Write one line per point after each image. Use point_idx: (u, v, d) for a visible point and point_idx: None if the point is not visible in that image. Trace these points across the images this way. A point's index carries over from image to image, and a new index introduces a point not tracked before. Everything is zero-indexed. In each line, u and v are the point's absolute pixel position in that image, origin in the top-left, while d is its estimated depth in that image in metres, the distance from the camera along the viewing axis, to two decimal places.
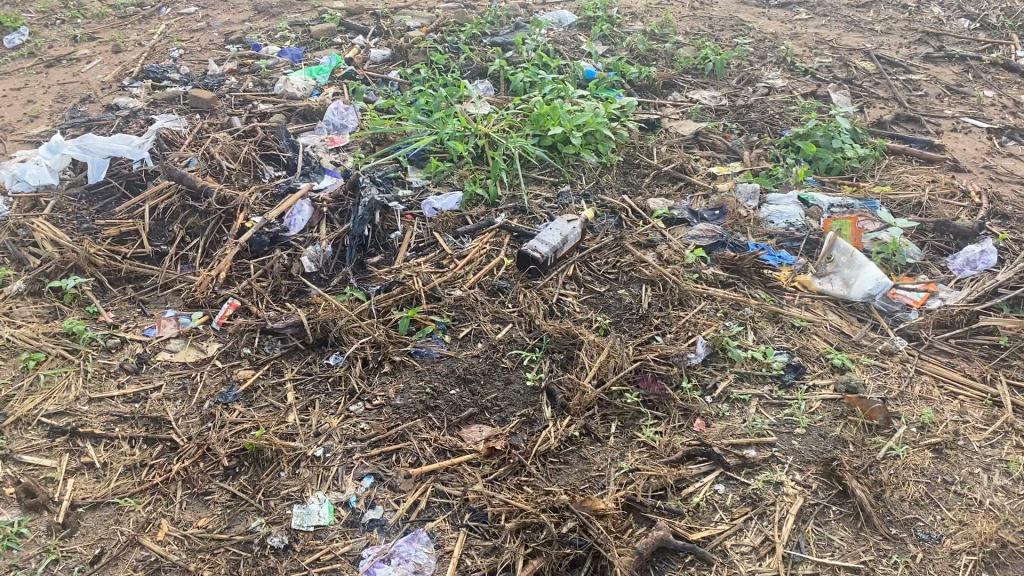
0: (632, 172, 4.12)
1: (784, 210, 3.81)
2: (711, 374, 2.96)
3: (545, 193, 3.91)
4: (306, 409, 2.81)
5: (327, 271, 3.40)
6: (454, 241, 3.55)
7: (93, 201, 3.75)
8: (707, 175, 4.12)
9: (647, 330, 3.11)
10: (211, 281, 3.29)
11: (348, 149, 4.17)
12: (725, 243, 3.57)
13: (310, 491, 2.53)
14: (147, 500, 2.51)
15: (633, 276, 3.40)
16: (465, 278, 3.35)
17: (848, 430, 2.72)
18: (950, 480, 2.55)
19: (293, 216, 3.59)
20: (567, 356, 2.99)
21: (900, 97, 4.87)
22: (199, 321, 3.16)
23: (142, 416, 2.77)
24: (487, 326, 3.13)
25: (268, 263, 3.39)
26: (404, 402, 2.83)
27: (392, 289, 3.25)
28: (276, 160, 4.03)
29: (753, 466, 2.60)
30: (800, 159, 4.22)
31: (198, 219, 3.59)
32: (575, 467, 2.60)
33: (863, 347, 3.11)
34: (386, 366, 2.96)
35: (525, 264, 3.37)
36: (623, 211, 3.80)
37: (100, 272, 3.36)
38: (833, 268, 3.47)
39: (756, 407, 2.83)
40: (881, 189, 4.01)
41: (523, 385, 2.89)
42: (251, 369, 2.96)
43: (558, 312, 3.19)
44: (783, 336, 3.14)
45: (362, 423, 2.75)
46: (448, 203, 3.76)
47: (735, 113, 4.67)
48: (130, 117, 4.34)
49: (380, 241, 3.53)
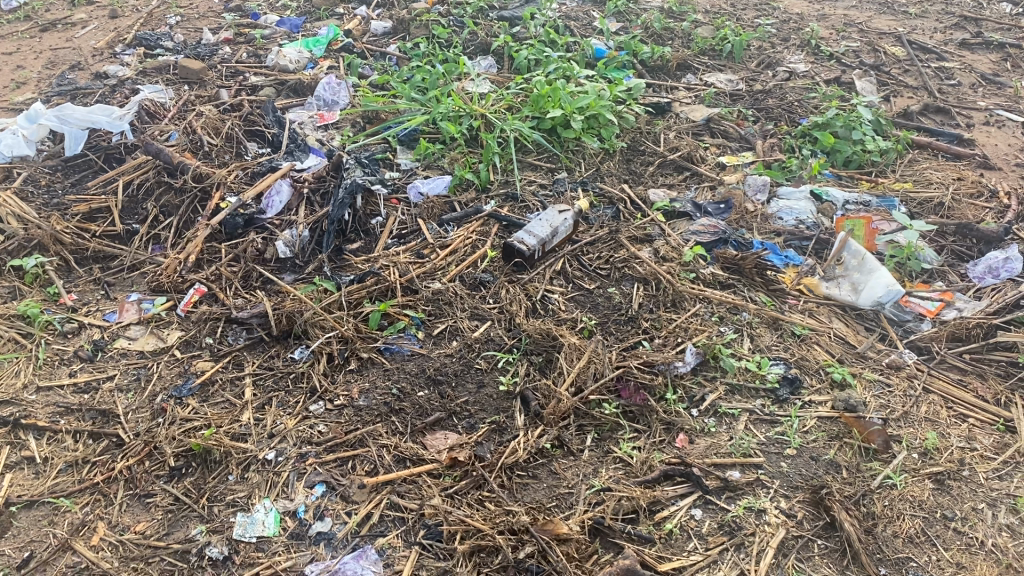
0: (635, 159, 3.88)
1: (795, 206, 3.58)
2: (699, 385, 2.75)
3: (540, 178, 3.70)
4: (263, 407, 2.64)
5: (303, 257, 3.22)
6: (438, 229, 3.36)
7: (69, 174, 3.60)
8: (715, 164, 3.87)
9: (635, 333, 2.90)
10: (179, 264, 3.14)
11: (337, 126, 3.97)
12: (727, 241, 3.35)
13: (256, 497, 2.38)
14: (85, 500, 2.37)
15: (626, 273, 3.19)
16: (446, 270, 3.16)
17: (843, 453, 2.51)
18: (951, 515, 2.32)
19: (271, 197, 3.40)
20: (545, 359, 2.80)
21: (931, 85, 4.56)
22: (162, 306, 3.01)
23: (90, 408, 2.62)
24: (464, 323, 2.94)
25: (240, 246, 3.23)
26: (367, 403, 2.65)
27: (366, 279, 3.07)
28: (260, 137, 3.85)
29: (736, 490, 2.40)
30: (817, 151, 3.96)
31: (172, 197, 3.43)
32: (543, 483, 2.43)
33: (868, 360, 2.89)
34: (353, 363, 2.78)
35: (510, 257, 3.17)
36: (621, 202, 3.57)
37: (66, 250, 3.21)
38: (842, 271, 3.24)
39: (745, 423, 2.62)
40: (901, 185, 3.74)
41: (496, 389, 2.71)
42: (211, 361, 2.80)
43: (541, 310, 2.99)
44: (781, 344, 2.92)
45: (321, 425, 2.58)
46: (435, 187, 3.56)
47: (752, 98, 4.39)
48: (116, 87, 4.18)
49: (360, 227, 3.35)
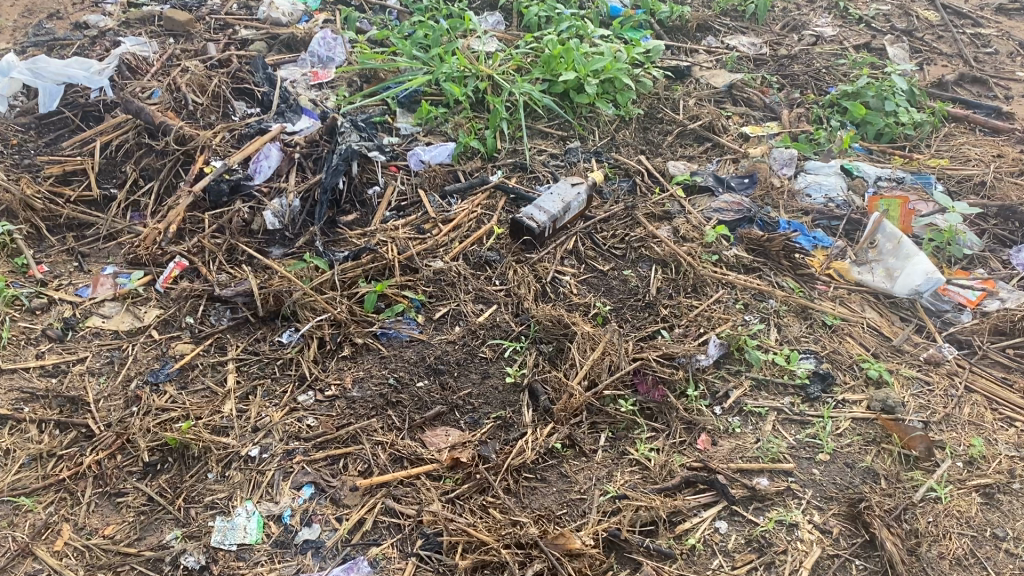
0: (653, 128, 3.62)
1: (823, 183, 3.33)
2: (723, 380, 2.53)
3: (550, 147, 3.45)
4: (247, 398, 2.41)
5: (293, 228, 2.99)
6: (441, 202, 3.12)
7: (43, 132, 3.33)
8: (738, 135, 3.61)
9: (653, 321, 2.68)
10: (158, 235, 2.89)
11: (332, 86, 3.69)
12: (753, 220, 3.10)
13: (237, 499, 2.16)
14: (48, 499, 2.15)
15: (642, 254, 2.97)
16: (449, 247, 2.93)
17: (881, 460, 2.30)
18: (1001, 535, 2.11)
19: (259, 162, 3.14)
20: (556, 349, 2.58)
21: (966, 53, 4.28)
22: (139, 281, 2.77)
23: (57, 394, 2.39)
24: (467, 307, 2.71)
25: (225, 216, 2.98)
26: (361, 395, 2.43)
27: (361, 256, 2.82)
28: (249, 96, 3.57)
29: (764, 500, 2.19)
30: (846, 122, 3.70)
31: (153, 159, 3.17)
32: (553, 487, 2.22)
33: (904, 355, 2.67)
34: (346, 349, 2.55)
35: (519, 234, 2.94)
36: (637, 174, 3.32)
37: (37, 217, 2.96)
38: (876, 256, 3.01)
39: (773, 424, 2.41)
40: (937, 162, 3.49)
41: (502, 381, 2.50)
42: (192, 344, 2.57)
43: (551, 295, 2.78)
44: (811, 336, 2.69)
45: (310, 419, 2.35)
46: (438, 155, 3.29)
47: (777, 64, 4.11)
48: (97, 38, 3.88)
49: (355, 197, 3.11)
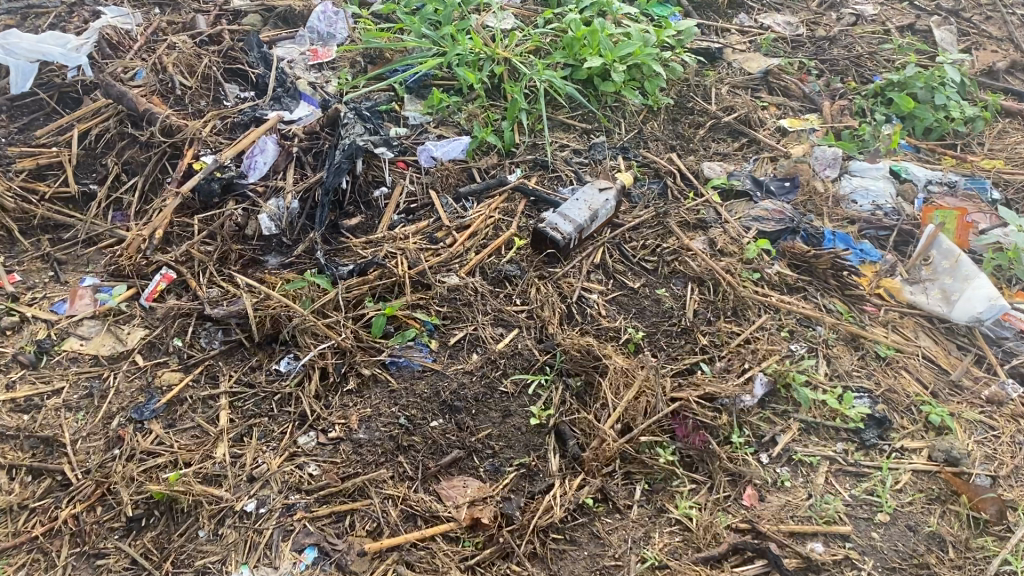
0: (683, 120, 3.34)
1: (871, 188, 3.06)
2: (769, 422, 2.29)
3: (573, 142, 3.16)
4: (242, 439, 2.17)
5: (292, 234, 2.72)
6: (454, 205, 2.84)
7: (15, 116, 3.01)
8: (776, 129, 3.33)
9: (690, 352, 2.43)
10: (143, 242, 2.61)
11: (333, 67, 3.36)
12: (796, 231, 2.84)
13: (231, 564, 1.91)
14: (19, 562, 1.90)
15: (677, 269, 2.71)
16: (464, 258, 2.66)
17: (947, 523, 2.07)
18: None
19: (253, 157, 2.85)
20: (585, 384, 2.33)
21: (1018, 37, 3.96)
22: (121, 297, 2.49)
23: (29, 434, 2.14)
24: (486, 331, 2.46)
25: (216, 221, 2.70)
26: (369, 437, 2.18)
27: (368, 271, 2.55)
28: (242, 78, 3.25)
29: (820, 571, 1.96)
30: (892, 116, 3.40)
31: (137, 152, 2.87)
32: (584, 552, 1.99)
33: (964, 392, 2.43)
34: (351, 382, 2.30)
35: (542, 247, 2.68)
36: (669, 175, 3.05)
37: (9, 218, 2.68)
38: (930, 274, 2.75)
39: (826, 476, 2.18)
40: (991, 163, 3.21)
41: (525, 422, 2.25)
42: (180, 372, 2.32)
43: (577, 317, 2.52)
44: (864, 370, 2.45)
45: (312, 467, 2.11)
46: (450, 151, 3.00)
47: (814, 46, 3.82)
48: (76, 5, 3.49)
49: (360, 198, 2.83)
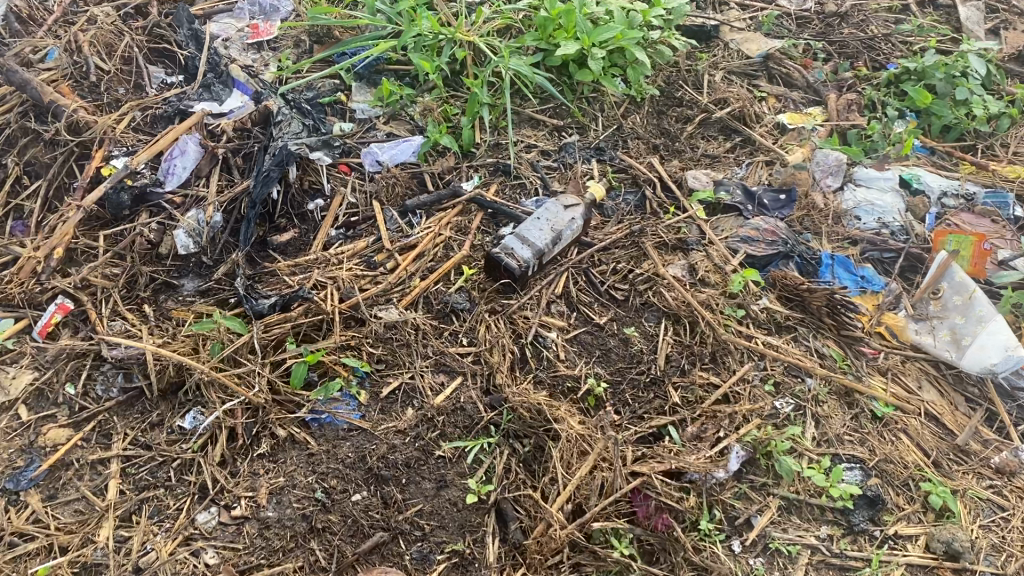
0: (669, 113, 2.96)
1: (877, 203, 2.69)
2: (744, 500, 1.98)
3: (541, 141, 2.81)
4: (132, 518, 1.88)
5: (212, 252, 2.38)
6: (399, 221, 2.50)
7: None
8: (774, 126, 2.97)
9: (659, 410, 2.12)
10: (38, 264, 2.28)
11: (275, 47, 3.00)
12: (790, 256, 2.49)
13: None
14: None
15: (650, 301, 2.38)
16: (406, 287, 2.33)
17: None
18: None
19: (171, 161, 2.49)
20: (534, 450, 2.02)
21: None
22: (9, 332, 2.17)
23: None
24: (424, 379, 2.14)
25: (126, 238, 2.36)
26: (279, 517, 1.88)
27: (291, 305, 2.23)
28: (169, 59, 2.89)
29: None
30: (906, 111, 3.02)
31: (41, 150, 2.51)
32: None
33: (971, 460, 2.11)
34: (264, 445, 2.00)
35: (497, 274, 2.35)
36: (649, 184, 2.70)
37: None
38: (939, 310, 2.40)
39: (806, 572, 1.88)
40: (1015, 171, 2.83)
41: (462, 497, 1.94)
42: (69, 429, 2.01)
43: (531, 362, 2.21)
44: (858, 433, 2.13)
45: (209, 554, 1.82)
46: (399, 154, 2.66)
47: (823, 24, 3.42)
48: None
49: (293, 209, 2.49)
